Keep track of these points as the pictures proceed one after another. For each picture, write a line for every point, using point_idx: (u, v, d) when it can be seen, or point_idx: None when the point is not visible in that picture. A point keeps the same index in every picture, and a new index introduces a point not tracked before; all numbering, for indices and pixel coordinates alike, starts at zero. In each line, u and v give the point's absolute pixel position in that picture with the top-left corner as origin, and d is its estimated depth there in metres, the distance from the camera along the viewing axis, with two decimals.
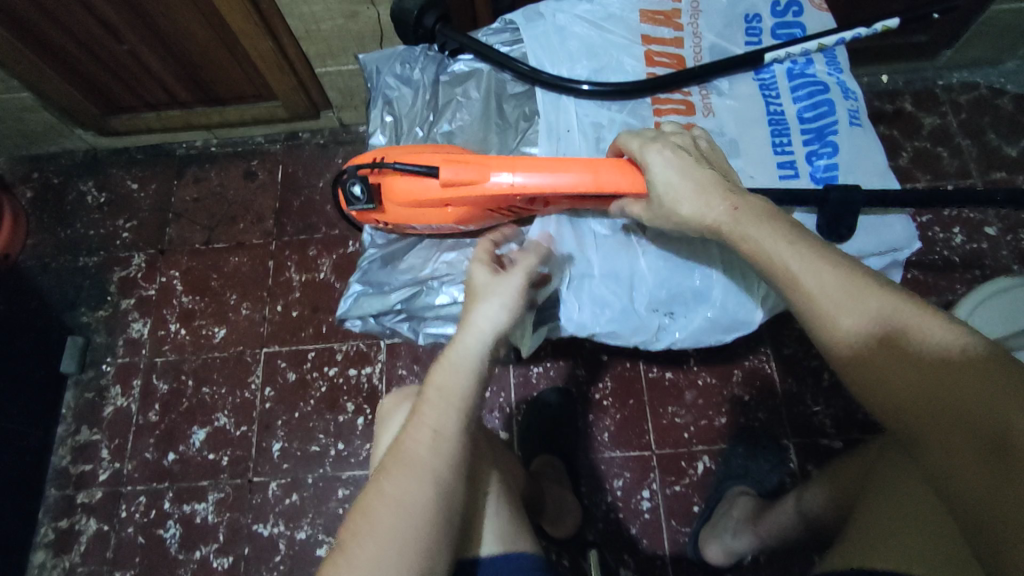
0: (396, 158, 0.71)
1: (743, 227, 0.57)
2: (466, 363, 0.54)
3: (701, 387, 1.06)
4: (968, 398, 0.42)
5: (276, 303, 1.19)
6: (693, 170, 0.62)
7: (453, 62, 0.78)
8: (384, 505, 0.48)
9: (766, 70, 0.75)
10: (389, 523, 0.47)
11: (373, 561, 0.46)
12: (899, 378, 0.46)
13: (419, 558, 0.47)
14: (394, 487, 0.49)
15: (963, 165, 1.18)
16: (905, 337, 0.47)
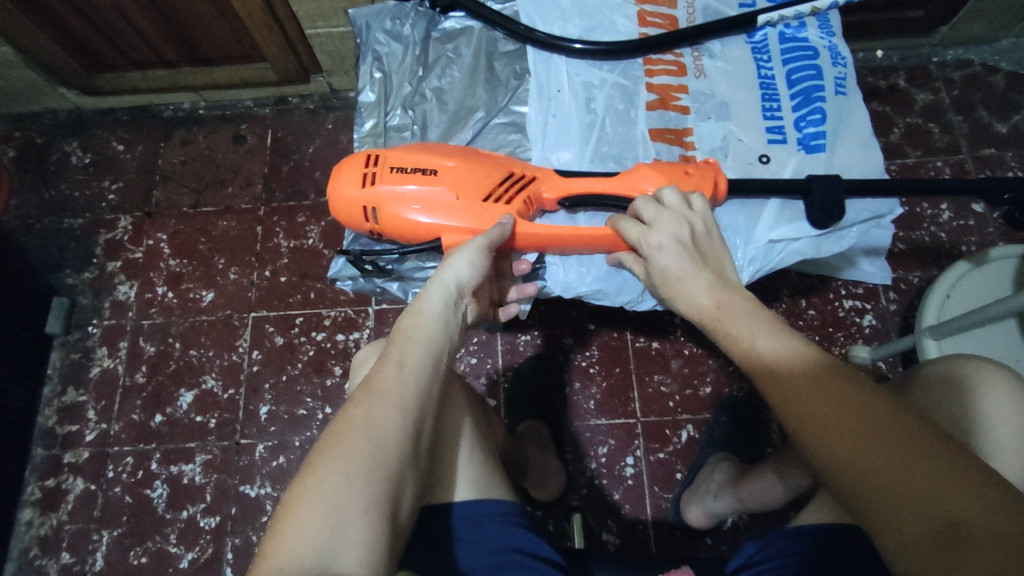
0: (388, 208, 0.69)
1: (726, 324, 0.51)
2: (430, 309, 0.55)
3: (687, 357, 1.07)
4: (918, 479, 0.40)
5: (265, 268, 1.18)
6: (689, 273, 0.55)
7: (445, 19, 0.77)
8: (357, 427, 0.46)
9: (759, 33, 0.75)
10: (359, 447, 0.45)
11: (342, 481, 0.44)
12: (839, 450, 0.43)
13: (387, 484, 0.46)
14: (366, 411, 0.47)
15: (953, 141, 1.19)
16: (844, 409, 0.43)
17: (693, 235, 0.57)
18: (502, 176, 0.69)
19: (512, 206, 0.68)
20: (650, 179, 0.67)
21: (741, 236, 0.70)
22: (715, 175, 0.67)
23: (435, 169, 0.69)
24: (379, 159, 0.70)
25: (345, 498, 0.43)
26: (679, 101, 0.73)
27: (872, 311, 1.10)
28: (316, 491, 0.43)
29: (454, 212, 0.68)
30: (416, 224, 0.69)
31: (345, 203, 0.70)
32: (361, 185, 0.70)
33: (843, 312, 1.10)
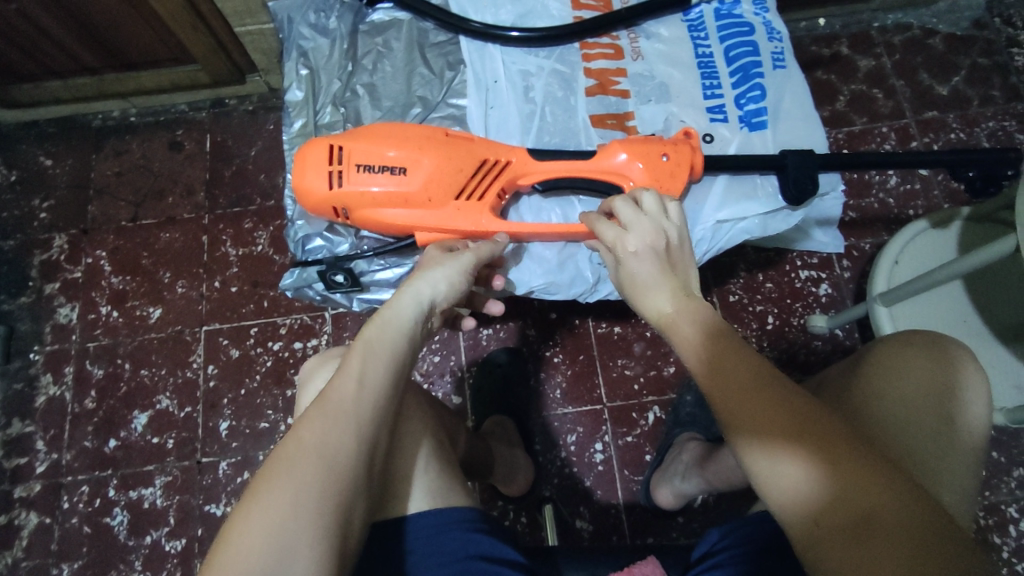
0: (358, 209, 0.61)
1: (676, 326, 0.50)
2: (398, 322, 0.52)
3: (649, 339, 1.07)
4: (844, 477, 0.41)
5: (213, 279, 1.14)
6: (655, 279, 0.53)
7: (372, 11, 0.76)
8: (306, 450, 0.44)
9: (694, 11, 0.73)
10: (311, 474, 0.43)
11: (290, 509, 0.41)
12: (776, 435, 0.43)
13: (336, 511, 0.43)
14: (319, 431, 0.45)
15: (897, 106, 1.20)
16: (784, 403, 0.44)
17: (659, 240, 0.54)
18: (475, 167, 0.61)
19: (489, 202, 0.62)
20: (625, 161, 0.63)
21: (689, 217, 0.67)
22: (692, 155, 0.63)
23: (405, 167, 0.60)
24: (343, 154, 0.61)
25: (290, 527, 0.41)
26: (618, 85, 0.71)
27: (827, 280, 1.11)
28: (260, 520, 0.41)
29: (428, 213, 0.61)
30: (391, 226, 0.62)
31: (309, 201, 0.62)
32: (322, 180, 0.61)
33: (800, 283, 1.11)
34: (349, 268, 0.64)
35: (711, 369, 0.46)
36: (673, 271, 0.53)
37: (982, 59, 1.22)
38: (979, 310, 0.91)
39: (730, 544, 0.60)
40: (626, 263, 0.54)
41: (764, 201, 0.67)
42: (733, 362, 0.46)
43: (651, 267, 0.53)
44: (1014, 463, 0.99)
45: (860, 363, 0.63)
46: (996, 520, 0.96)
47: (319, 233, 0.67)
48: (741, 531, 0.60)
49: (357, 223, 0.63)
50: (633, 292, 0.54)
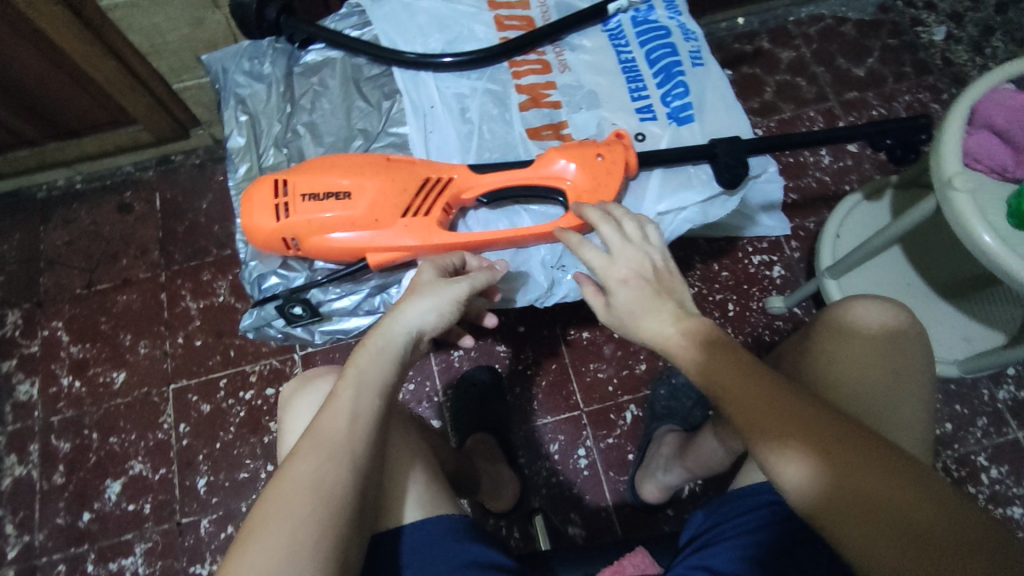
0: (307, 239, 0.62)
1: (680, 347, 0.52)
2: (387, 353, 0.52)
3: (617, 339, 1.10)
4: (854, 479, 0.44)
5: (177, 336, 1.12)
6: (649, 306, 0.53)
7: (305, 53, 0.78)
8: (298, 485, 0.46)
9: (612, 21, 0.77)
10: (307, 509, 0.45)
11: (289, 545, 0.43)
12: (783, 434, 0.45)
13: (335, 542, 0.45)
14: (311, 466, 0.46)
15: (821, 91, 1.27)
16: (785, 415, 0.46)
17: (644, 264, 0.56)
18: (418, 185, 0.63)
19: (434, 218, 0.63)
20: (563, 164, 0.65)
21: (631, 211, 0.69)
22: (626, 153, 0.66)
23: (349, 191, 0.62)
24: (288, 187, 0.62)
25: (290, 563, 0.43)
26: (550, 97, 0.74)
27: (779, 262, 1.15)
28: (263, 560, 0.43)
29: (377, 234, 0.62)
30: (341, 251, 0.63)
31: (258, 237, 0.63)
32: (268, 214, 0.62)
33: (754, 268, 1.15)
34: (308, 299, 0.65)
35: (716, 387, 0.49)
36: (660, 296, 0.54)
37: (891, 39, 1.30)
38: (920, 271, 0.95)
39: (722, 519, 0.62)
40: (613, 292, 0.55)
41: (700, 189, 0.70)
42: (736, 381, 0.48)
43: (638, 293, 0.54)
44: (977, 413, 1.03)
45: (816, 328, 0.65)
46: (969, 471, 1.00)
47: (273, 271, 0.67)
48: (733, 506, 0.62)
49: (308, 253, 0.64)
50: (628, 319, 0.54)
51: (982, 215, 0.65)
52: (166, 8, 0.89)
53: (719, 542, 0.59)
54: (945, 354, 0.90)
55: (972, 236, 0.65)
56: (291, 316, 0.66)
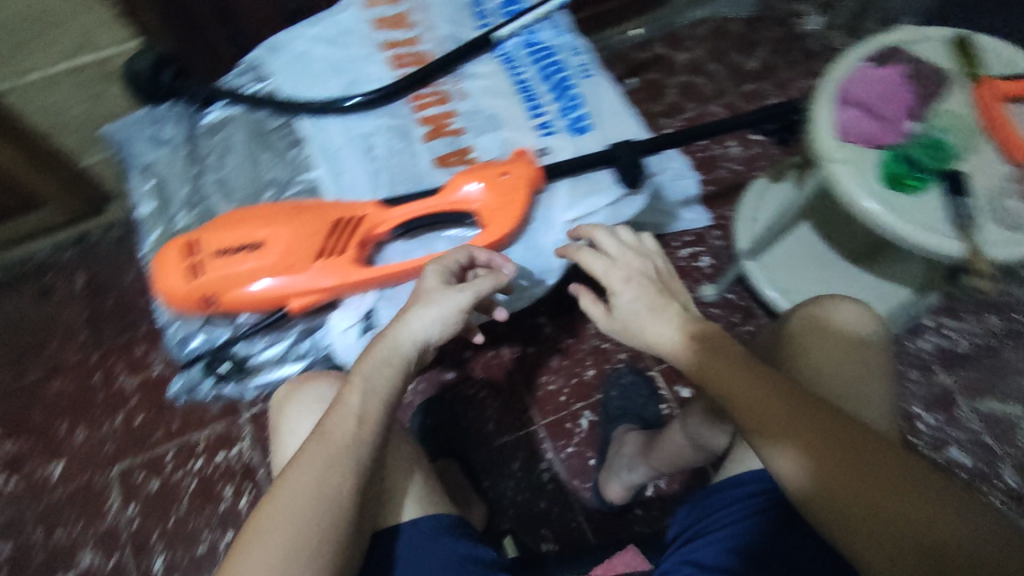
0: (222, 294, 0.62)
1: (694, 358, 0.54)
2: (393, 360, 0.54)
3: (563, 350, 1.12)
4: (866, 474, 0.45)
5: (115, 416, 1.09)
6: (653, 305, 0.59)
7: (205, 113, 0.78)
8: (302, 485, 0.47)
9: (502, 47, 0.81)
10: (307, 509, 0.46)
11: (287, 546, 0.45)
12: (780, 430, 0.48)
13: (330, 550, 0.47)
14: (314, 467, 0.48)
15: (719, 87, 1.34)
16: (795, 412, 0.48)
17: (646, 273, 0.61)
18: (330, 226, 0.64)
19: (349, 256, 0.64)
20: (469, 187, 0.67)
21: (539, 220, 0.72)
22: (528, 167, 0.68)
23: (261, 242, 0.62)
24: (197, 246, 0.62)
25: (288, 562, 0.45)
26: (452, 125, 0.77)
27: (705, 252, 1.20)
28: (265, 557, 0.45)
29: (293, 279, 0.63)
30: (260, 300, 0.63)
31: (173, 299, 0.63)
32: (182, 276, 0.62)
33: (683, 261, 1.19)
34: (236, 353, 0.67)
35: (724, 388, 0.51)
36: (670, 308, 0.59)
37: (775, 32, 1.39)
38: (829, 240, 1.01)
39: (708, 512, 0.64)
40: (616, 299, 0.61)
41: (606, 193, 0.72)
42: (744, 383, 0.51)
43: (641, 303, 0.59)
44: (907, 367, 1.08)
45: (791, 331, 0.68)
46: (908, 423, 1.05)
47: (197, 331, 0.67)
48: (717, 500, 0.64)
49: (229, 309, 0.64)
50: (634, 322, 0.60)
51: (862, 181, 0.70)
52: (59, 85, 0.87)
53: (705, 536, 0.61)
54: None
55: (859, 202, 0.69)
56: (220, 373, 0.67)
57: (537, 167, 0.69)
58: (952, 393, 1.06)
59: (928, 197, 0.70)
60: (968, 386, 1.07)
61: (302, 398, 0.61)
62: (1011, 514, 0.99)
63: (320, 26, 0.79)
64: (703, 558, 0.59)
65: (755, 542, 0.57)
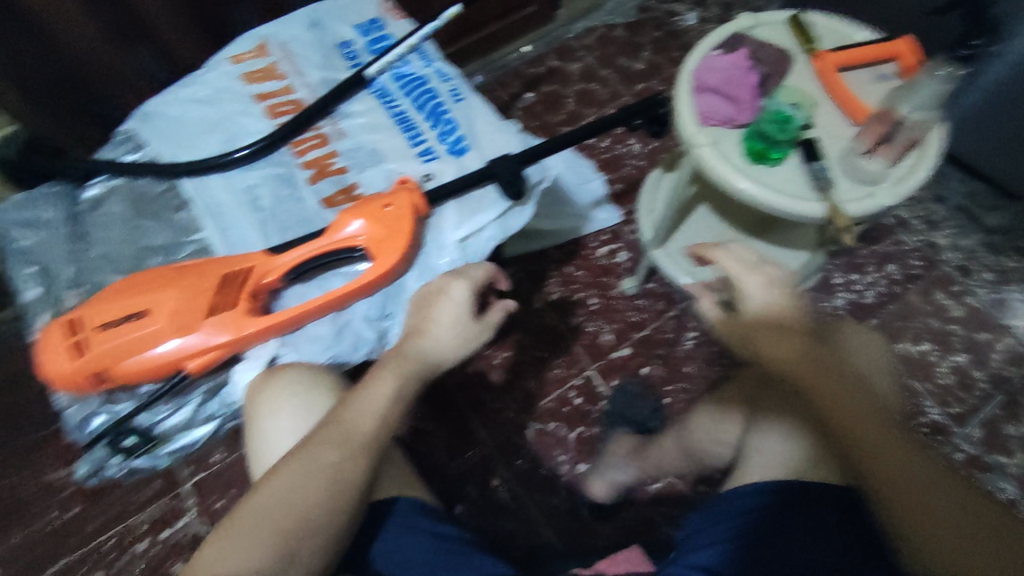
0: (113, 367, 0.62)
1: (784, 345, 0.60)
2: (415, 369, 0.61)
3: (502, 364, 1.11)
4: (946, 478, 0.52)
5: (48, 511, 1.04)
6: (771, 313, 0.63)
7: (86, 189, 0.78)
8: (295, 460, 0.52)
9: (376, 83, 0.83)
10: (322, 482, 0.51)
11: (295, 508, 0.50)
12: (860, 418, 0.54)
13: (307, 533, 0.49)
14: (312, 448, 0.53)
15: (613, 90, 1.39)
16: (888, 416, 0.55)
17: (779, 280, 0.65)
18: (218, 283, 0.65)
19: (239, 308, 0.65)
20: (354, 222, 0.68)
21: (431, 243, 0.74)
22: (410, 195, 0.70)
23: (146, 309, 0.63)
24: (80, 324, 0.63)
25: (296, 523, 0.49)
26: (335, 164, 0.78)
27: (623, 247, 1.20)
28: (270, 519, 0.49)
29: (185, 340, 0.63)
30: (153, 368, 0.63)
31: (63, 381, 0.63)
32: (69, 357, 0.62)
33: (604, 260, 1.19)
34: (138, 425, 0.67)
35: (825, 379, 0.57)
36: (785, 320, 0.61)
37: (657, 32, 1.46)
38: (726, 218, 1.07)
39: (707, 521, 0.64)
40: (750, 299, 0.64)
41: (490, 209, 0.75)
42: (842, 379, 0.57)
43: (773, 309, 0.62)
44: None
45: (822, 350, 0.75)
46: None
47: (97, 411, 0.66)
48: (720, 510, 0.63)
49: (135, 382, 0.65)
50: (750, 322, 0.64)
51: (728, 160, 0.74)
52: None
53: (698, 543, 0.62)
54: None
55: (729, 181, 0.74)
56: (127, 447, 0.67)
57: (419, 193, 0.71)
58: None
59: (789, 165, 0.75)
60: (881, 333, 1.12)
61: (276, 393, 0.61)
62: (940, 447, 1.04)
63: (190, 89, 0.80)
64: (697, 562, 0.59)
65: (751, 545, 0.58)
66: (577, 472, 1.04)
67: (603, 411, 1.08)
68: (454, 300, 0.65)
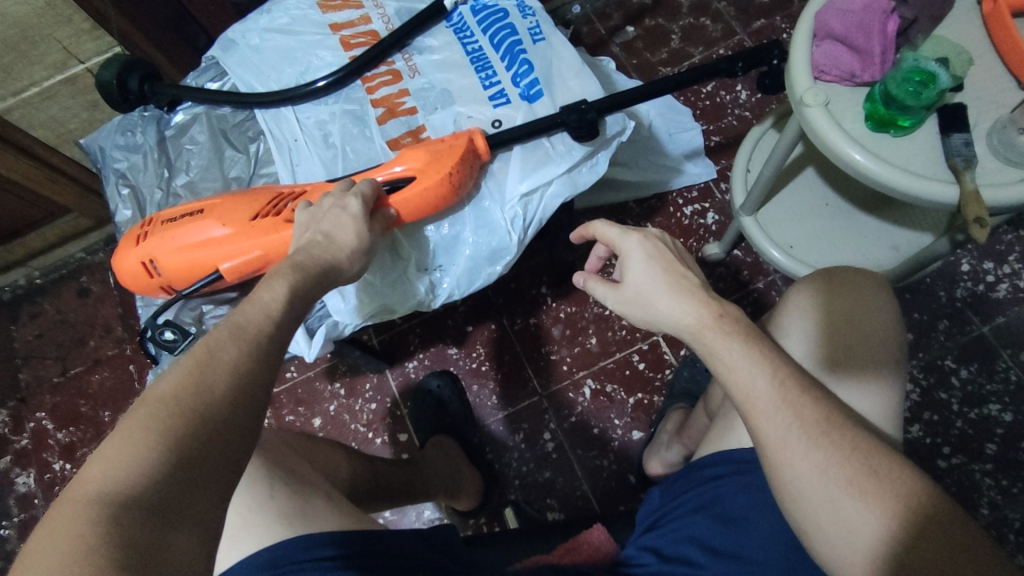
0: (162, 255, 0.68)
1: (710, 341, 0.52)
2: None
3: (565, 319, 1.08)
4: (875, 460, 0.45)
5: None
6: (658, 281, 0.55)
7: (174, 115, 0.81)
8: (187, 359, 0.40)
9: (454, 15, 0.78)
10: (191, 380, 0.39)
11: (159, 413, 0.37)
12: (817, 458, 0.46)
13: (193, 438, 0.37)
14: (206, 346, 0.42)
15: (727, 27, 1.24)
16: (811, 399, 0.48)
17: (662, 241, 0.58)
18: (269, 197, 0.69)
19: (277, 217, 0.67)
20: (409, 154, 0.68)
21: (494, 196, 0.70)
22: (468, 132, 0.68)
23: (203, 210, 0.69)
24: (151, 219, 0.71)
25: (165, 428, 0.36)
26: (405, 104, 0.75)
27: (712, 208, 1.10)
28: (129, 430, 0.36)
29: (227, 240, 0.67)
30: (196, 265, 0.68)
31: (126, 266, 0.70)
32: (135, 245, 0.70)
33: (688, 220, 1.10)
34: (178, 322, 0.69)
35: (729, 377, 0.51)
36: (678, 280, 0.55)
37: None
38: (835, 189, 0.96)
39: (669, 499, 0.63)
40: (628, 273, 0.57)
41: (560, 161, 0.70)
42: (752, 370, 0.50)
43: (658, 276, 0.55)
44: (938, 316, 1.00)
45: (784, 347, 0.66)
46: (938, 377, 0.98)
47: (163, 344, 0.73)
48: (687, 480, 0.62)
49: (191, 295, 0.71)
50: (641, 301, 0.56)
51: (840, 125, 0.64)
52: (56, 99, 0.90)
53: (664, 522, 0.61)
54: (874, 266, 0.89)
55: (841, 150, 0.63)
56: (166, 342, 0.69)
57: (481, 134, 0.68)
58: (989, 343, 0.98)
59: (919, 137, 0.63)
60: (1005, 335, 0.98)
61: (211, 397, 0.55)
62: None
63: (269, 17, 0.79)
64: (658, 543, 0.59)
65: (707, 527, 0.57)
66: (629, 439, 1.01)
67: (665, 379, 1.03)
68: (343, 212, 0.60)
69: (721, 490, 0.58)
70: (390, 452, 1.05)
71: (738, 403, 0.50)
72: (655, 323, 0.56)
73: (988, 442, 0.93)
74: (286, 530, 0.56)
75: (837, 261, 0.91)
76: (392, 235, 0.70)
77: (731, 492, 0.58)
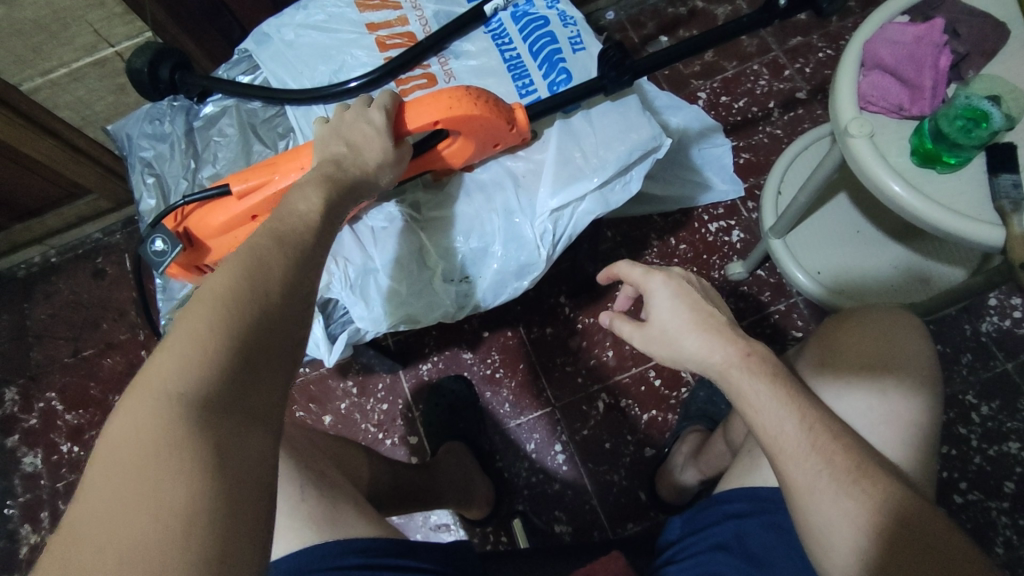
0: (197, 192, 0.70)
1: (737, 383, 0.51)
2: None
3: (583, 330, 1.07)
4: (905, 512, 0.44)
5: None
6: (682, 323, 0.54)
7: (204, 106, 0.80)
8: (237, 264, 0.39)
9: (494, 21, 0.77)
10: (236, 282, 0.38)
11: (213, 315, 0.35)
12: (846, 506, 0.45)
13: (254, 332, 0.36)
14: (258, 251, 0.41)
15: (763, 42, 1.19)
16: (843, 446, 0.47)
17: (687, 281, 0.56)
18: None
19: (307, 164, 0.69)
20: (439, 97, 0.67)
21: (526, 212, 0.69)
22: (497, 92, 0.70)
23: None
24: None
25: (223, 327, 0.35)
26: None
27: (737, 226, 1.09)
28: (186, 327, 0.35)
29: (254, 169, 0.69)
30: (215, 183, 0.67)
31: None
32: None
33: (712, 236, 1.08)
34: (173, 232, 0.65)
35: (757, 417, 0.50)
36: (707, 320, 0.53)
37: None
38: (867, 216, 0.95)
39: (690, 531, 0.62)
40: (653, 311, 0.55)
41: (593, 177, 0.68)
42: (780, 414, 0.49)
43: (683, 314, 0.54)
44: (961, 350, 0.99)
45: (810, 382, 0.65)
46: (958, 412, 0.96)
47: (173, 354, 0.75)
48: (709, 514, 0.61)
49: (188, 226, 0.67)
50: (665, 341, 0.55)
51: (884, 158, 0.62)
52: (84, 80, 0.89)
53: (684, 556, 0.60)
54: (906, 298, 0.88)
55: (882, 183, 0.61)
56: (154, 257, 0.64)
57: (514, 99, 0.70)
58: (1014, 380, 0.97)
59: (965, 174, 0.62)
60: None
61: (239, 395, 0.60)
62: None
63: (306, 14, 0.78)
64: None
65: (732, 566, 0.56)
66: (642, 455, 1.00)
67: (681, 398, 1.02)
68: (367, 122, 0.59)
69: (742, 527, 0.58)
70: (401, 454, 1.04)
71: (766, 445, 0.49)
72: (676, 359, 0.55)
73: (1005, 481, 0.92)
74: (311, 534, 0.56)
75: (867, 292, 0.89)
76: (420, 243, 0.70)
77: (754, 531, 0.57)
